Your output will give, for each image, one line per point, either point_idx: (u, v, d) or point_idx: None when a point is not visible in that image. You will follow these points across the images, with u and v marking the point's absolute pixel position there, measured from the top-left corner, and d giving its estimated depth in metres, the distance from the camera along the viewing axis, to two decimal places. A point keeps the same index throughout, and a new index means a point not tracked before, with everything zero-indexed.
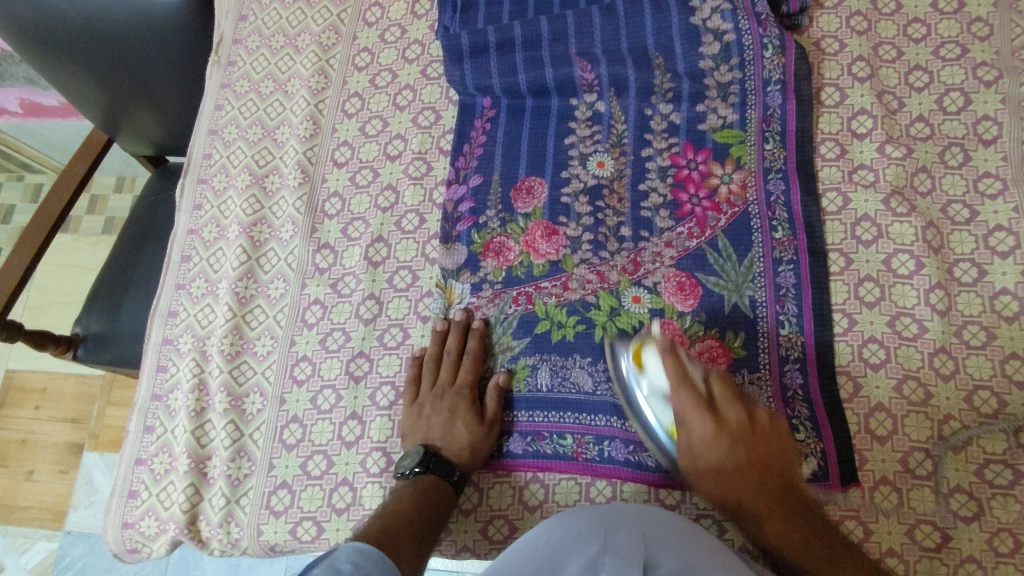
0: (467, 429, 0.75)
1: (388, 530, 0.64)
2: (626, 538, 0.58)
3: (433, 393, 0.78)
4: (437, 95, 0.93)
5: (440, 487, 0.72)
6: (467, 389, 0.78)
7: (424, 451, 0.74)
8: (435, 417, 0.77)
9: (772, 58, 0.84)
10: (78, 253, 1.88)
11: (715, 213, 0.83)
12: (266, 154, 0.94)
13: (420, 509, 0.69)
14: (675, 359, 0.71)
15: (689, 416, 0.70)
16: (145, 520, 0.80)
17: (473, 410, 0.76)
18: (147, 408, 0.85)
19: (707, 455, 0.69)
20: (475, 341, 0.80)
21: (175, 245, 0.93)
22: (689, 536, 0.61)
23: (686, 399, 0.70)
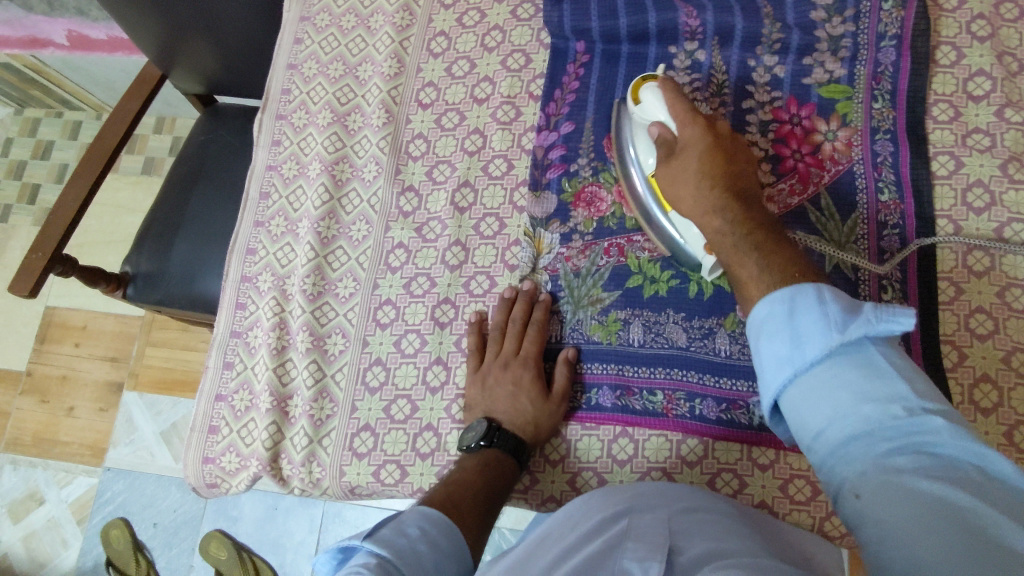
0: (530, 403, 0.73)
1: (452, 493, 0.63)
2: (652, 522, 0.56)
3: (497, 362, 0.76)
4: (527, 37, 0.90)
5: (503, 460, 0.69)
6: (532, 361, 0.76)
7: (488, 424, 0.71)
8: (498, 387, 0.74)
9: (890, 11, 0.81)
10: (118, 192, 1.86)
11: (817, 170, 0.80)
12: (348, 91, 0.92)
13: (484, 477, 0.67)
14: (677, 96, 0.71)
15: (682, 129, 0.69)
16: (225, 455, 0.80)
17: (538, 384, 0.74)
18: (226, 344, 0.85)
19: (688, 172, 0.68)
20: (542, 311, 0.77)
21: (254, 181, 0.92)
22: (718, 519, 0.59)
23: (688, 130, 0.69)
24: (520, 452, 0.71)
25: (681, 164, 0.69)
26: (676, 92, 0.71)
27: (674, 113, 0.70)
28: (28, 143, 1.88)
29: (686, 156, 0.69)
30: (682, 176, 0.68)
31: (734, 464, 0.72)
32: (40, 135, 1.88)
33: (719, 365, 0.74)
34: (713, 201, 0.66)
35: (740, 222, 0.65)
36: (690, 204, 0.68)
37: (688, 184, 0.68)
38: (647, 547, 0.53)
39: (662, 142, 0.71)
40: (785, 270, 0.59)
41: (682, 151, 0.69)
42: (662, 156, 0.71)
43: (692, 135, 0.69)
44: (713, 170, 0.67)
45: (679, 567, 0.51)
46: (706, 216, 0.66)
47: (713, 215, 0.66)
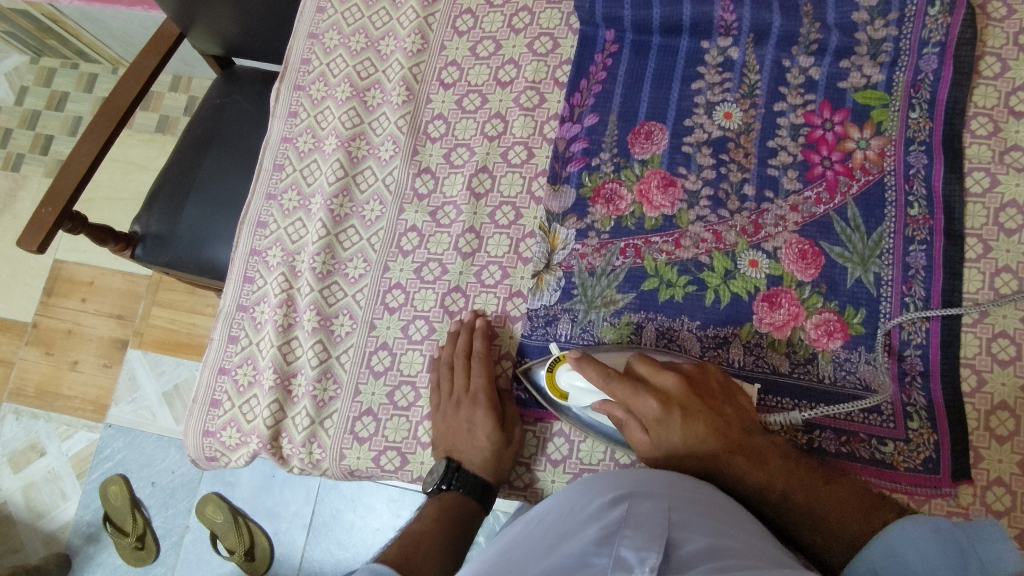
0: (486, 438, 0.71)
1: (407, 548, 0.65)
2: (650, 509, 0.55)
3: (449, 400, 0.74)
4: (556, 20, 0.87)
5: (462, 504, 0.72)
6: (482, 396, 0.73)
7: (447, 465, 0.72)
8: (454, 426, 0.73)
9: (936, 16, 0.77)
10: (130, 149, 1.84)
11: (846, 179, 0.78)
12: (369, 66, 0.90)
13: (440, 527, 0.69)
14: (593, 367, 0.67)
15: (653, 421, 0.65)
16: (226, 430, 0.80)
17: (489, 419, 0.72)
18: (232, 317, 0.84)
19: (676, 438, 0.65)
20: (481, 344, 0.75)
21: (268, 152, 0.90)
22: (715, 514, 0.58)
23: (641, 407, 0.66)
24: (482, 493, 0.73)
25: (678, 432, 0.65)
26: (593, 368, 0.67)
27: (610, 389, 0.67)
28: (42, 93, 1.86)
29: (678, 443, 0.65)
30: (667, 443, 0.66)
31: None
32: (55, 86, 1.86)
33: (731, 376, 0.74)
34: (760, 473, 0.64)
35: (740, 452, 0.65)
36: (683, 464, 0.66)
37: (670, 450, 0.66)
38: (644, 537, 0.51)
39: (615, 421, 0.68)
40: (795, 472, 0.64)
41: (663, 434, 0.66)
42: (636, 423, 0.67)
43: (657, 410, 0.65)
44: (702, 429, 0.65)
45: (676, 559, 0.49)
46: (768, 488, 0.64)
47: (732, 464, 0.65)
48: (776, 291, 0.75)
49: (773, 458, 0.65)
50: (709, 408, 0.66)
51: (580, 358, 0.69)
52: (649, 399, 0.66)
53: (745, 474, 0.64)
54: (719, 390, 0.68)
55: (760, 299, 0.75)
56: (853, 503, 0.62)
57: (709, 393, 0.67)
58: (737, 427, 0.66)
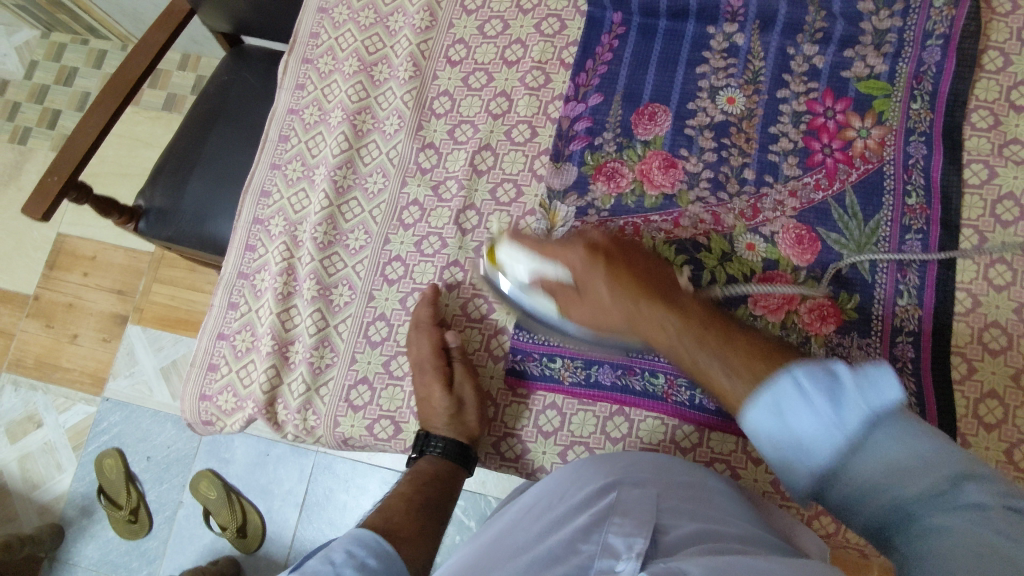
0: (442, 396, 0.72)
1: (386, 505, 0.63)
2: (640, 496, 0.56)
3: (413, 371, 0.76)
4: (564, 2, 0.87)
5: (438, 465, 0.71)
6: (431, 361, 0.74)
7: (419, 434, 0.74)
8: (420, 397, 0.75)
9: (941, 8, 0.78)
10: (137, 125, 1.85)
11: (846, 167, 0.78)
12: (377, 41, 0.90)
13: (416, 487, 0.67)
14: (533, 243, 0.71)
15: (577, 269, 0.67)
16: (222, 395, 0.81)
17: (440, 383, 0.72)
18: (232, 284, 0.85)
19: (603, 297, 0.65)
20: (427, 311, 0.77)
21: (274, 123, 0.91)
22: (707, 500, 0.58)
23: (571, 258, 0.68)
24: (461, 452, 0.72)
25: (642, 314, 0.63)
26: (534, 240, 0.71)
27: (543, 253, 0.70)
28: (52, 67, 1.87)
29: (642, 305, 0.63)
30: (600, 308, 0.66)
31: (728, 455, 0.72)
32: (64, 60, 1.87)
33: None
34: (695, 342, 0.58)
35: (698, 342, 0.57)
36: (625, 327, 0.65)
37: (613, 292, 0.65)
38: (633, 523, 0.52)
39: (556, 287, 0.69)
40: (727, 340, 0.56)
41: (601, 303, 0.66)
42: (569, 291, 0.69)
43: (596, 275, 0.66)
44: (632, 289, 0.64)
45: (663, 545, 0.50)
46: (729, 393, 0.54)
47: (668, 320, 0.61)
48: (772, 275, 0.76)
49: (735, 342, 0.56)
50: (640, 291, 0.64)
51: (514, 236, 0.73)
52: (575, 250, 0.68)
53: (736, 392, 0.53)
54: (658, 274, 0.67)
55: (756, 281, 0.76)
56: (760, 355, 0.54)
57: (659, 297, 0.63)
58: (714, 336, 0.57)
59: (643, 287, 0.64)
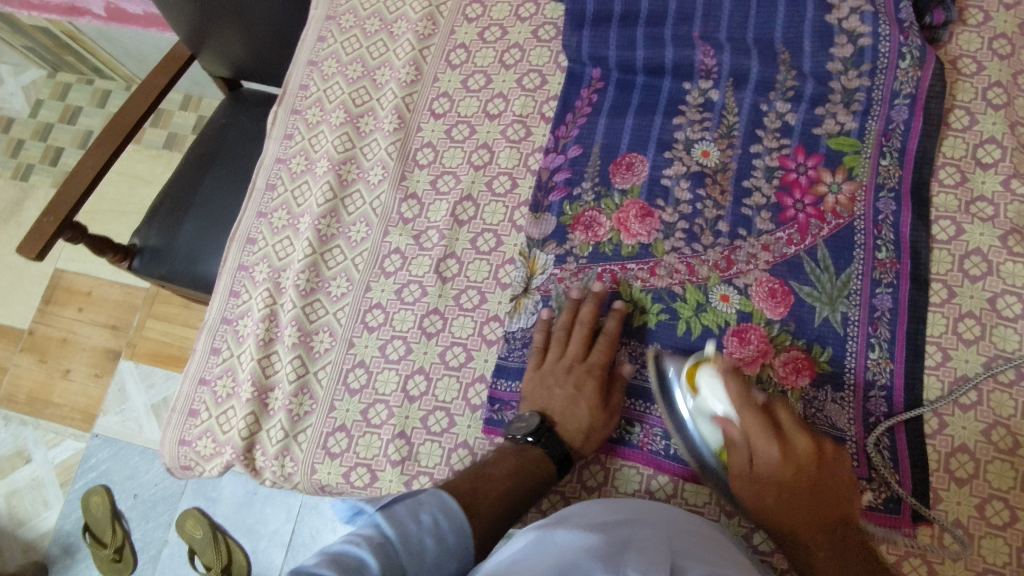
0: (588, 412, 0.73)
1: (478, 488, 0.64)
2: (650, 535, 0.56)
3: (560, 364, 0.76)
4: (545, 58, 0.90)
5: (544, 462, 0.70)
6: (598, 369, 0.75)
7: (540, 421, 0.72)
8: (558, 390, 0.75)
9: (907, 69, 0.80)
10: (137, 164, 1.88)
11: (817, 222, 0.80)
12: (364, 93, 0.93)
13: (515, 482, 0.67)
14: (737, 380, 0.66)
15: (741, 436, 0.65)
16: (201, 440, 0.81)
17: (598, 393, 0.73)
18: (215, 329, 0.86)
19: (764, 475, 0.64)
20: (614, 321, 0.77)
21: (262, 172, 0.93)
22: (711, 545, 0.60)
23: (749, 418, 0.64)
24: (563, 457, 0.71)
25: (754, 475, 0.65)
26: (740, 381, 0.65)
27: (739, 406, 0.64)
28: (56, 106, 1.91)
29: (758, 468, 0.64)
30: (755, 493, 0.65)
31: (701, 507, 0.73)
32: (69, 100, 1.92)
33: None
34: (781, 504, 0.64)
35: (779, 492, 0.64)
36: (750, 498, 0.66)
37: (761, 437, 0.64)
38: (650, 559, 0.52)
39: (726, 442, 0.66)
40: (815, 531, 0.63)
41: (757, 469, 0.65)
42: (735, 455, 0.66)
43: (772, 454, 0.63)
44: (787, 476, 0.63)
45: None
46: (757, 496, 0.65)
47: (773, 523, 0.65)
48: (746, 327, 0.77)
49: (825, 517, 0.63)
50: (813, 508, 0.63)
51: (729, 371, 0.66)
52: (756, 410, 0.64)
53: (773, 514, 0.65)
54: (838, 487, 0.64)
55: (730, 333, 0.77)
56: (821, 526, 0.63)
57: (833, 464, 0.65)
58: (831, 509, 0.64)
59: (818, 518, 0.63)
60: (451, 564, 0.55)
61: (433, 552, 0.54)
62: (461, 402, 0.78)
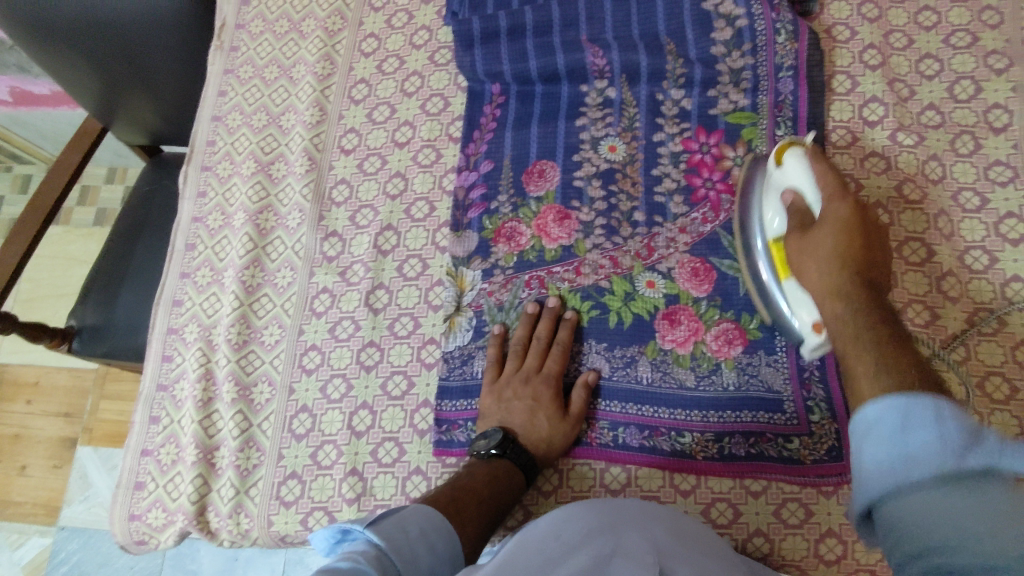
0: (547, 421, 0.74)
1: (459, 499, 0.65)
2: (637, 540, 0.57)
3: (517, 376, 0.77)
4: (445, 81, 0.92)
5: (513, 473, 0.70)
6: (554, 379, 0.76)
7: (503, 434, 0.72)
8: (516, 402, 0.75)
9: (784, 43, 0.84)
10: (67, 245, 1.83)
11: (729, 197, 0.82)
12: (271, 140, 0.93)
13: (491, 490, 0.67)
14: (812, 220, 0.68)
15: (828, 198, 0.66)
16: (151, 512, 0.80)
17: (556, 403, 0.74)
18: (152, 399, 0.84)
19: (825, 246, 0.63)
20: (567, 332, 0.78)
21: (179, 233, 0.92)
22: (693, 541, 0.61)
23: (829, 179, 0.67)
24: (529, 467, 0.72)
25: (810, 241, 0.65)
26: (827, 164, 0.69)
27: (821, 182, 0.68)
28: None
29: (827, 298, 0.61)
30: (814, 251, 0.64)
31: (656, 491, 0.74)
32: None
33: (640, 393, 0.77)
34: (838, 303, 0.59)
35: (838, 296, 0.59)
36: (818, 261, 0.63)
37: (819, 260, 0.63)
38: (637, 565, 0.53)
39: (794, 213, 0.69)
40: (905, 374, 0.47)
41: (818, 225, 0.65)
42: (796, 231, 0.68)
43: (838, 208, 0.65)
44: (847, 225, 0.63)
45: None
46: (822, 274, 0.62)
47: (829, 299, 0.60)
48: (675, 309, 0.79)
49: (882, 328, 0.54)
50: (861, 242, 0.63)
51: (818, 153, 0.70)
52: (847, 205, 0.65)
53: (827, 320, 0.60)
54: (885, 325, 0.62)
55: (660, 317, 0.79)
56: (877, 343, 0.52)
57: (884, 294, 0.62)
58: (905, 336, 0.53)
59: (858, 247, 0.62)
60: (441, 571, 0.56)
61: (425, 560, 0.55)
62: (409, 430, 0.78)
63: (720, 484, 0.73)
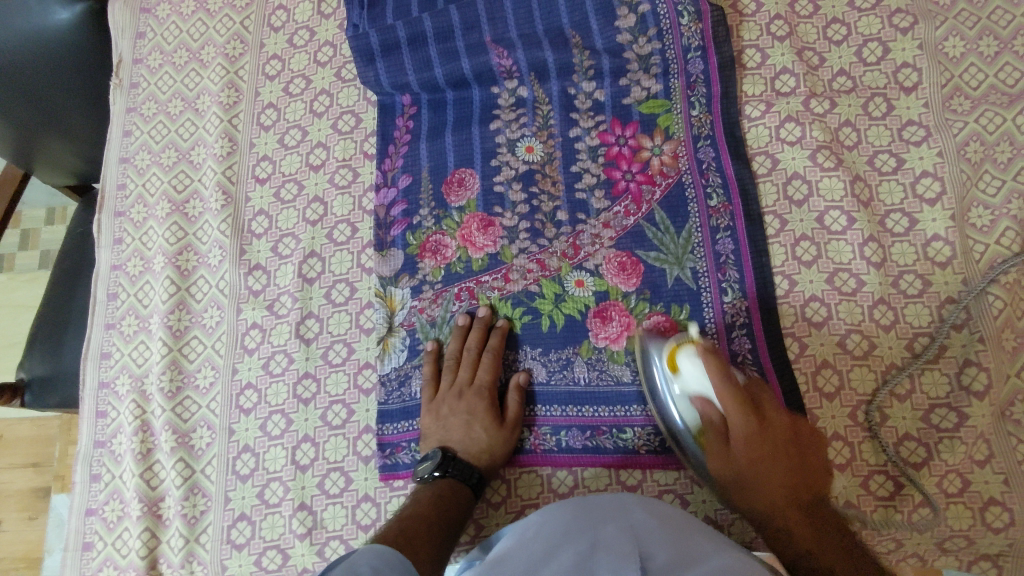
0: (485, 432, 0.74)
1: (406, 528, 0.63)
2: (616, 531, 0.55)
3: (452, 391, 0.76)
4: (354, 97, 0.90)
5: (459, 489, 0.70)
6: (487, 390, 0.76)
7: (443, 453, 0.72)
8: (452, 417, 0.75)
9: (689, 24, 0.83)
10: (12, 292, 1.78)
11: (649, 186, 0.82)
12: (183, 177, 0.91)
13: (439, 511, 0.67)
14: (718, 364, 0.66)
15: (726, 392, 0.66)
16: (102, 571, 0.79)
17: (492, 413, 0.74)
18: (90, 456, 0.83)
19: (746, 454, 0.66)
20: (498, 339, 0.78)
21: (99, 283, 0.90)
22: (677, 523, 0.58)
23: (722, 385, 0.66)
24: (475, 480, 0.72)
25: (731, 453, 0.66)
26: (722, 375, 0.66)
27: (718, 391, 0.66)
28: None
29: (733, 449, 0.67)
30: (740, 478, 0.66)
31: (604, 490, 0.75)
32: None
33: (579, 394, 0.77)
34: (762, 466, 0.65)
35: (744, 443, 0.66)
36: (744, 461, 0.66)
37: (738, 445, 0.66)
38: (620, 560, 0.51)
39: (708, 425, 0.68)
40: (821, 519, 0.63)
41: (732, 439, 0.66)
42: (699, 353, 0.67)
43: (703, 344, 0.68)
44: (756, 437, 0.66)
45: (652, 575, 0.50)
46: (755, 445, 0.66)
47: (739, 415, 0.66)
48: (606, 305, 0.79)
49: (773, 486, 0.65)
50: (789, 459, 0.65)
51: (706, 350, 0.67)
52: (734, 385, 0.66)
53: (719, 472, 0.67)
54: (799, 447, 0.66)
55: (592, 316, 0.78)
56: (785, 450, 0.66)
57: (808, 445, 0.67)
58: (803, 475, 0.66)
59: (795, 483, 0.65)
60: None
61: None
62: (353, 458, 0.78)
63: (666, 476, 0.74)
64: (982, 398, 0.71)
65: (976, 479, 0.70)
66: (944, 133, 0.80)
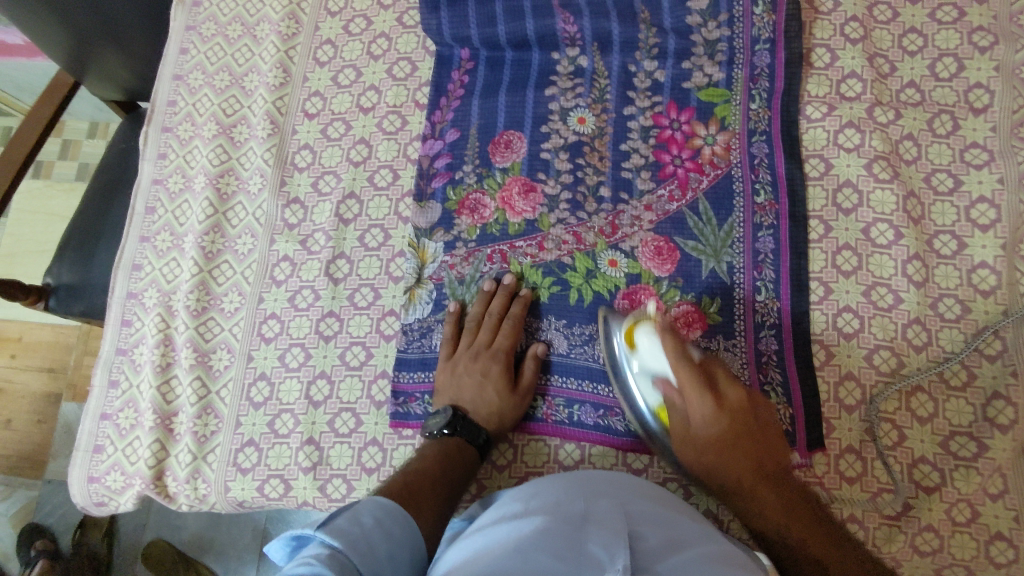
0: (497, 393, 0.74)
1: (411, 483, 0.63)
2: (609, 507, 0.52)
3: (469, 352, 0.76)
4: (413, 44, 0.90)
5: (465, 449, 0.70)
6: (504, 354, 0.76)
7: (452, 412, 0.72)
8: (466, 377, 0.75)
9: (761, 15, 0.82)
10: (48, 200, 1.81)
11: (697, 174, 0.80)
12: (234, 102, 0.91)
13: (443, 468, 0.67)
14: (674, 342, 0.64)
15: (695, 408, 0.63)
16: (110, 474, 0.80)
17: (505, 378, 0.74)
18: (111, 362, 0.84)
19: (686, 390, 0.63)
20: (520, 307, 0.77)
21: (139, 196, 0.90)
22: (667, 511, 0.56)
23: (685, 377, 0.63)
24: (482, 443, 0.72)
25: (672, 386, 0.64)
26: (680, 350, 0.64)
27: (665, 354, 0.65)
28: None
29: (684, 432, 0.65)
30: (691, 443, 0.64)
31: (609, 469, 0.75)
32: None
33: (597, 371, 0.76)
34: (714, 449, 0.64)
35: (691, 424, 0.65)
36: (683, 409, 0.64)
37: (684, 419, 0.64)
38: (609, 533, 0.48)
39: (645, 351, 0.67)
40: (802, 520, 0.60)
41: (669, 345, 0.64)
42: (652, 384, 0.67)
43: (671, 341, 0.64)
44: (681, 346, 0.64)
45: (642, 554, 0.47)
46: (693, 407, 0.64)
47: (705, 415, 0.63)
48: (636, 289, 0.78)
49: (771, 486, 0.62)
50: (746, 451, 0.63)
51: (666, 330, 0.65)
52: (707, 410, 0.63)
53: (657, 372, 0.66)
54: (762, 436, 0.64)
55: (620, 297, 0.78)
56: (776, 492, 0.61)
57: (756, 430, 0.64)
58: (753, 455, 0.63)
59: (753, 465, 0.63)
60: (404, 554, 0.52)
61: (383, 548, 0.50)
62: (366, 402, 0.78)
63: None
64: (1005, 432, 0.70)
65: (986, 512, 0.68)
66: (1008, 160, 0.77)
